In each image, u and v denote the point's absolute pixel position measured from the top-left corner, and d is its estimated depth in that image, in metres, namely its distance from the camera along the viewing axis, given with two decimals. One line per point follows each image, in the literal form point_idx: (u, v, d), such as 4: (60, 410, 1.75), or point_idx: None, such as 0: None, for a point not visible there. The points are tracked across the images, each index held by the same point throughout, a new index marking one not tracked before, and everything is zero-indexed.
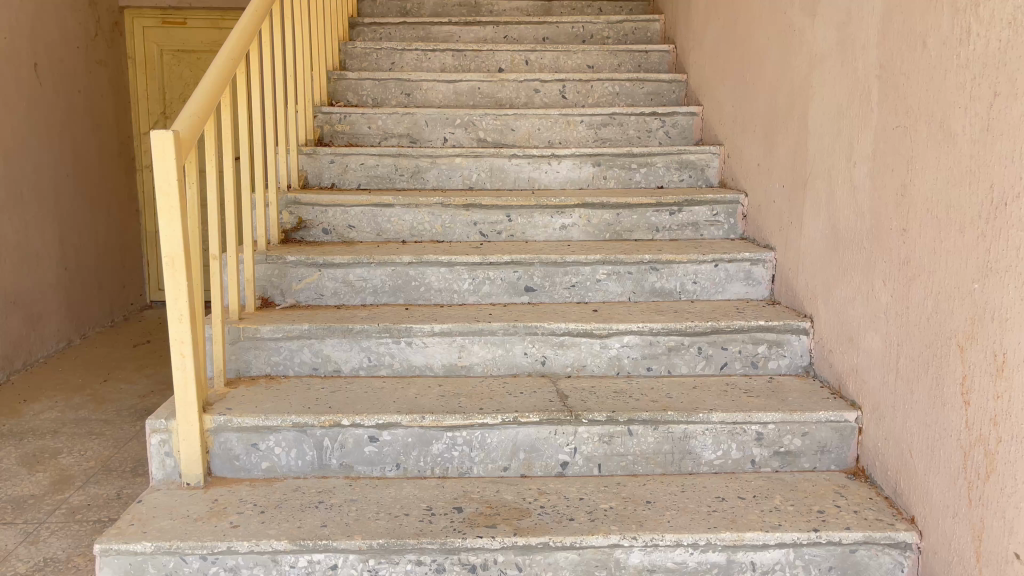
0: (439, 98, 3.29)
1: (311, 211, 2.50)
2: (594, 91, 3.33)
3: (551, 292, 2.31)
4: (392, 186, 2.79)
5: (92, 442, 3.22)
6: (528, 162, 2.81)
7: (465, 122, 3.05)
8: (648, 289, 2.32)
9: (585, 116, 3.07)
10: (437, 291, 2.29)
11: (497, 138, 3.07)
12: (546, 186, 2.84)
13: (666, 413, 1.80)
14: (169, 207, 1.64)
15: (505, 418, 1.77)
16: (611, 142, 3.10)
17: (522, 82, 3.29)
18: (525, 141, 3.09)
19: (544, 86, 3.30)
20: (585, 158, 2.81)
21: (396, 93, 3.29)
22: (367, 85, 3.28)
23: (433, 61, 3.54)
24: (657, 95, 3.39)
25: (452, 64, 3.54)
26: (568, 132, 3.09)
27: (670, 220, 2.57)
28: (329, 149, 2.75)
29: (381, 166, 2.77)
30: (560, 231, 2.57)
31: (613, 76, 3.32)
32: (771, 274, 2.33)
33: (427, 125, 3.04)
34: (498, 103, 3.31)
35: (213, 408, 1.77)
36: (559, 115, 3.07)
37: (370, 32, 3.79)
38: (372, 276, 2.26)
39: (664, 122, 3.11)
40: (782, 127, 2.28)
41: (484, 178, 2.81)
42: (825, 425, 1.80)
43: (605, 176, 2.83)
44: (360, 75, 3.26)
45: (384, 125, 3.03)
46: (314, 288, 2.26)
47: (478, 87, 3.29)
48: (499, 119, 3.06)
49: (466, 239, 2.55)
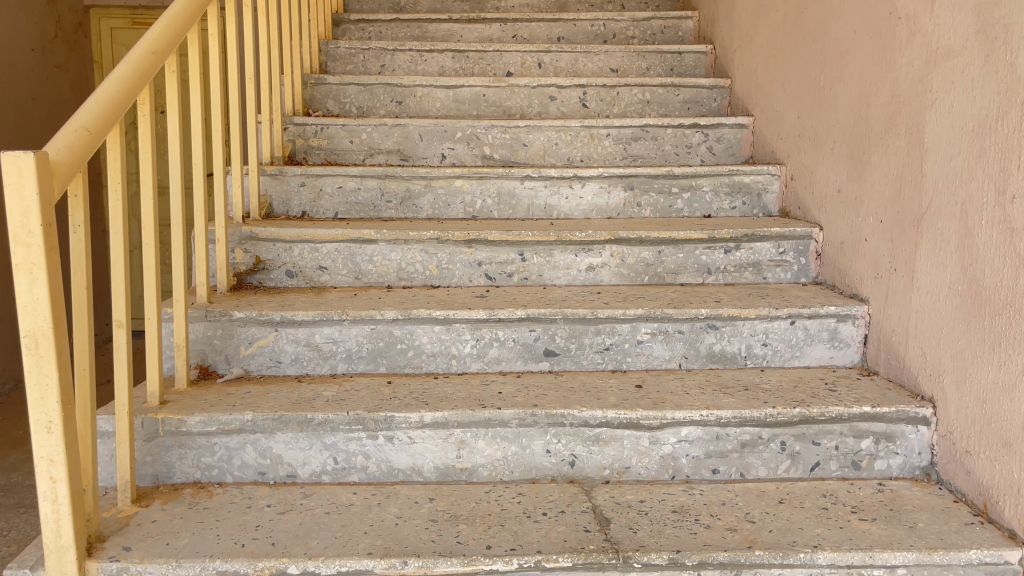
0: (436, 106, 2.76)
1: (272, 248, 1.97)
2: (620, 98, 2.81)
3: (578, 357, 1.77)
4: (377, 215, 2.26)
5: (20, 518, 2.69)
6: (544, 185, 2.29)
7: (467, 135, 2.52)
8: (704, 353, 1.79)
9: (612, 128, 2.55)
10: (430, 356, 1.75)
11: (507, 155, 2.55)
12: (567, 215, 2.31)
13: (752, 553, 1.25)
14: (28, 263, 1.11)
15: (522, 564, 1.22)
16: (643, 159, 2.58)
17: (535, 88, 2.78)
18: (539, 158, 2.57)
19: (562, 92, 2.79)
20: (614, 179, 2.29)
21: (385, 100, 2.76)
22: (351, 90, 2.75)
23: (429, 62, 3.02)
24: (695, 103, 2.86)
25: (452, 67, 3.03)
26: (591, 148, 2.57)
27: (725, 261, 2.05)
28: (299, 169, 2.22)
29: (364, 189, 2.25)
30: (586, 272, 2.04)
31: (643, 81, 2.81)
32: (863, 334, 1.80)
33: (421, 139, 2.51)
34: (506, 112, 2.79)
35: (102, 549, 1.22)
36: (581, 127, 2.55)
37: (357, 31, 3.27)
38: (345, 338, 1.73)
39: (707, 136, 2.58)
40: (880, 144, 1.76)
41: (491, 205, 2.29)
42: (978, 570, 1.27)
43: (639, 202, 2.31)
44: (342, 80, 2.74)
45: (369, 138, 2.50)
46: (270, 353, 1.73)
47: (483, 94, 2.77)
48: (507, 131, 2.54)
49: (468, 283, 2.02)
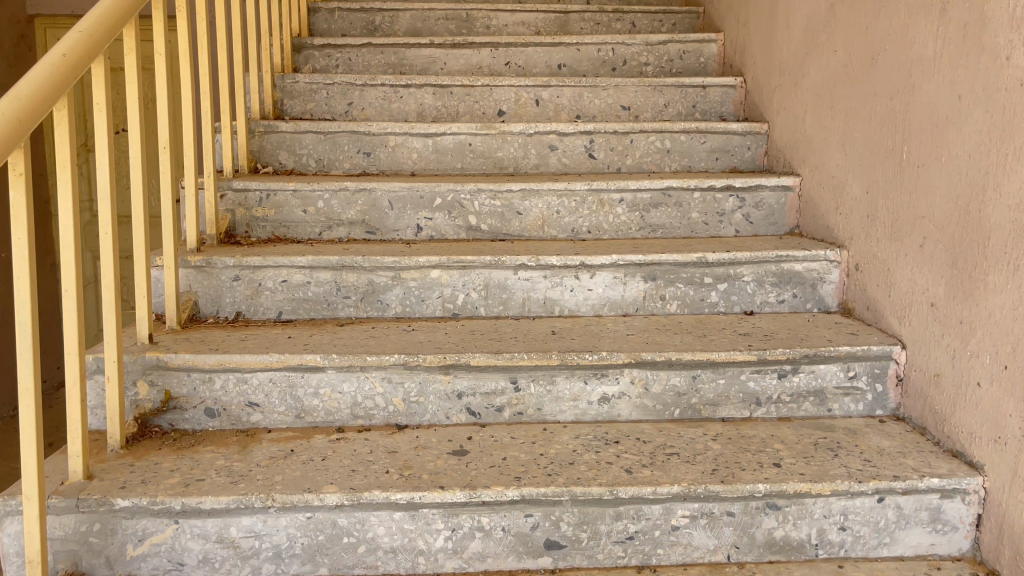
0: (412, 159, 2.29)
1: (186, 380, 1.50)
2: (635, 147, 2.34)
3: (591, 549, 1.31)
4: (332, 315, 1.79)
5: None
6: (544, 275, 1.81)
7: (448, 202, 2.06)
8: (760, 540, 1.33)
9: (626, 192, 2.08)
10: (389, 553, 1.29)
11: (497, 225, 2.08)
12: (572, 312, 1.83)
13: None
14: None
15: None
16: (664, 230, 2.11)
17: (532, 135, 2.31)
18: (537, 229, 2.10)
19: (564, 140, 2.32)
20: (632, 267, 1.82)
21: (351, 152, 2.28)
22: (308, 139, 2.27)
23: (406, 100, 2.53)
24: (725, 151, 2.37)
25: (434, 105, 2.55)
26: (601, 216, 2.09)
27: (777, 389, 1.59)
28: (232, 259, 1.75)
29: (315, 284, 1.77)
30: (599, 404, 1.57)
31: (661, 126, 2.33)
32: (974, 514, 1.34)
33: (391, 207, 2.05)
34: (496, 165, 2.32)
35: None
36: (588, 191, 2.08)
37: (322, 57, 2.78)
38: (272, 531, 1.26)
39: (743, 200, 2.10)
40: (1004, 261, 1.29)
41: (477, 300, 1.81)
42: None
43: (662, 296, 1.84)
44: (298, 126, 2.26)
45: (326, 207, 2.03)
46: (169, 552, 1.26)
47: (469, 143, 2.30)
48: (497, 197, 2.06)
49: (445, 421, 1.55)
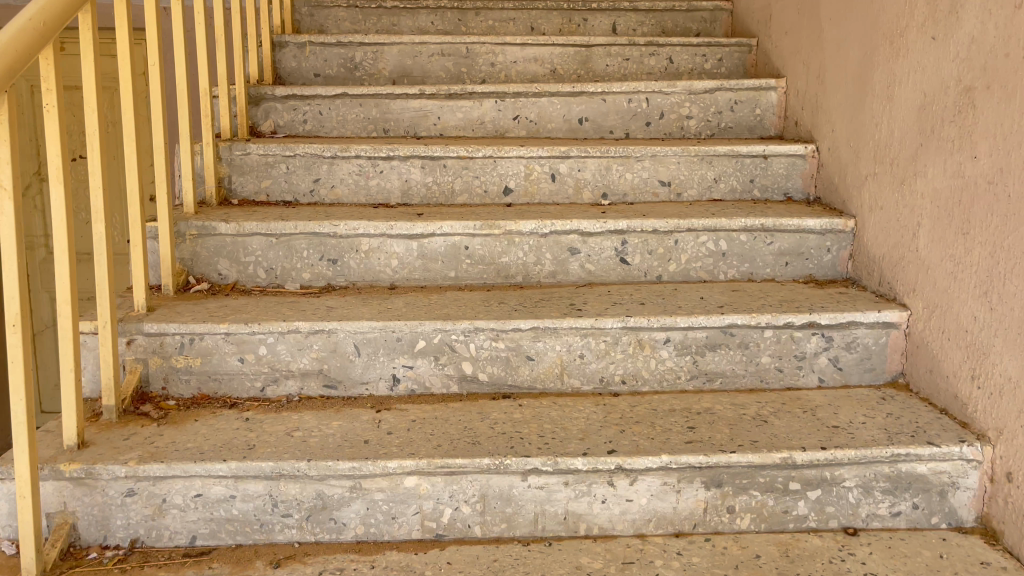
0: (392, 267, 1.78)
1: None
2: (680, 249, 1.81)
3: None
4: (266, 539, 1.28)
5: None
6: (565, 480, 1.29)
7: (435, 346, 1.53)
8: None
9: (673, 331, 1.55)
10: None
11: (500, 374, 1.55)
12: (603, 529, 1.31)
13: None
14: None
15: None
16: (722, 379, 1.58)
17: (547, 235, 1.79)
18: (554, 380, 1.56)
19: (587, 241, 1.79)
20: (688, 470, 1.29)
21: (311, 259, 1.76)
22: (256, 243, 1.75)
23: (386, 176, 2.01)
24: (797, 254, 1.83)
25: (422, 182, 2.03)
26: (640, 361, 1.56)
27: None
28: (122, 467, 1.24)
29: (243, 498, 1.26)
30: None
31: (715, 223, 1.79)
32: None
33: (358, 354, 1.53)
34: (500, 273, 1.80)
35: None
36: (623, 330, 1.55)
37: (285, 110, 2.25)
38: None
39: (828, 341, 1.57)
40: None
41: (471, 515, 1.29)
42: None
43: (729, 507, 1.32)
44: (241, 226, 1.73)
45: (271, 355, 1.52)
46: None
47: (465, 245, 1.78)
48: (501, 338, 1.54)
49: None
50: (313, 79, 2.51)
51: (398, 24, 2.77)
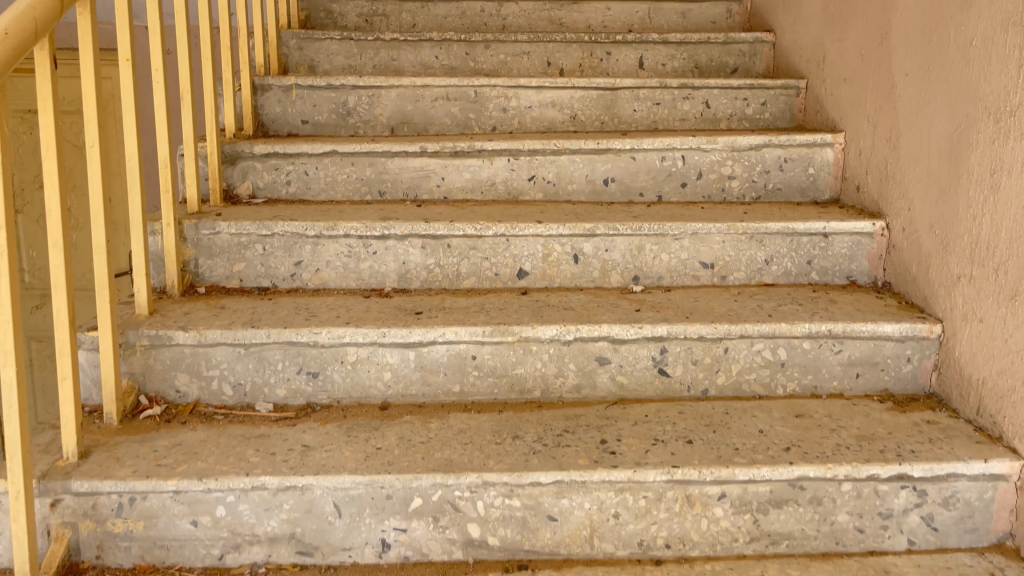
0: (384, 381, 1.48)
1: None
2: (730, 358, 1.51)
3: None
4: None
5: None
6: None
7: (435, 504, 1.24)
8: None
9: (730, 484, 1.25)
10: None
11: (515, 538, 1.25)
12: None
13: None
14: None
15: None
16: (789, 541, 1.28)
17: (571, 341, 1.49)
18: (582, 543, 1.26)
19: (619, 350, 1.49)
20: None
21: (288, 372, 1.47)
22: (222, 354, 1.46)
23: (380, 257, 1.72)
24: (871, 364, 1.52)
25: (422, 264, 1.73)
26: (687, 519, 1.27)
27: None
28: None
29: None
30: None
31: (773, 329, 1.49)
32: None
33: (339, 515, 1.23)
34: (514, 386, 1.50)
35: None
36: (668, 482, 1.25)
37: (266, 170, 1.95)
38: None
39: (921, 496, 1.27)
40: None
41: None
42: None
43: None
44: (203, 336, 1.45)
45: (232, 517, 1.22)
46: None
47: (472, 354, 1.48)
48: (517, 494, 1.24)
49: None
50: (301, 126, 2.21)
51: (398, 58, 2.47)
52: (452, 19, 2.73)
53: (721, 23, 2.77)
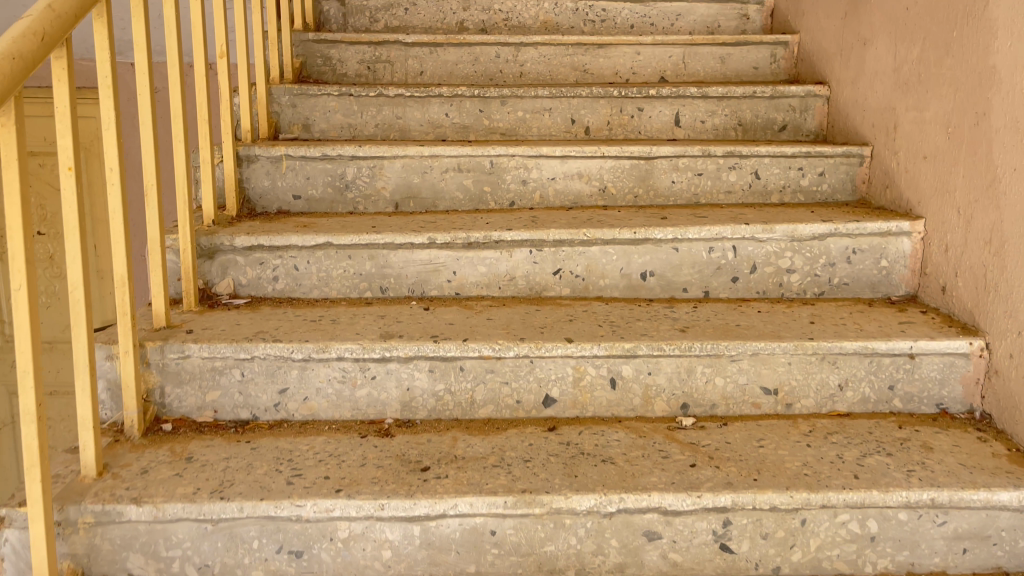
0: (383, 561, 1.21)
1: None
2: (808, 531, 1.23)
3: None
4: None
5: None
6: None
7: None
8: None
9: None
10: None
11: None
12: None
13: None
14: None
15: None
16: None
17: (614, 512, 1.21)
18: None
19: (671, 521, 1.21)
20: None
21: (266, 550, 1.20)
22: (183, 530, 1.18)
23: (380, 384, 1.45)
24: (981, 537, 1.24)
25: (430, 390, 1.46)
26: None
27: None
28: None
29: None
30: None
31: (862, 498, 1.21)
32: None
33: None
34: (542, 565, 1.23)
35: None
36: None
37: (249, 265, 1.68)
38: None
39: None
40: None
41: None
42: None
43: None
44: (160, 510, 1.17)
45: None
46: None
47: (490, 528, 1.20)
48: None
49: None
50: (292, 201, 1.95)
51: (404, 116, 2.21)
52: (463, 67, 2.46)
53: (763, 69, 2.49)
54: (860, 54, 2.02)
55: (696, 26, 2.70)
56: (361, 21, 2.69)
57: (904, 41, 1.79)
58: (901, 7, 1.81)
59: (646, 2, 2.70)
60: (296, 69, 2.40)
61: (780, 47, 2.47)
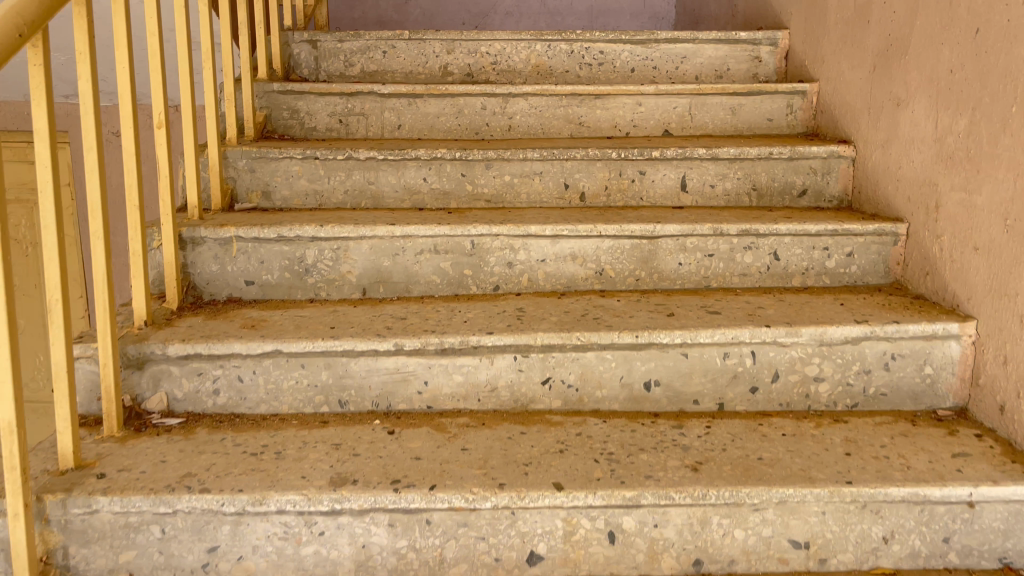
0: None
1: None
2: None
3: None
4: None
5: None
6: None
7: None
8: None
9: None
10: None
11: None
12: None
13: None
14: None
15: None
16: None
17: None
18: None
19: None
20: None
21: None
22: None
23: (331, 540, 1.20)
24: None
25: (391, 544, 1.21)
26: None
27: None
28: None
29: None
30: None
31: None
32: None
33: None
34: None
35: None
36: None
37: (185, 377, 1.44)
38: None
39: None
40: None
41: None
42: None
43: None
44: None
45: None
46: None
47: None
48: None
49: None
50: (245, 288, 1.71)
51: (377, 181, 1.97)
52: (446, 119, 2.23)
53: (778, 120, 2.24)
54: (893, 114, 1.78)
55: (703, 69, 2.47)
56: (335, 65, 2.45)
57: (948, 109, 1.55)
58: (944, 69, 1.57)
59: (648, 44, 2.46)
60: (259, 124, 2.16)
61: (797, 96, 2.22)
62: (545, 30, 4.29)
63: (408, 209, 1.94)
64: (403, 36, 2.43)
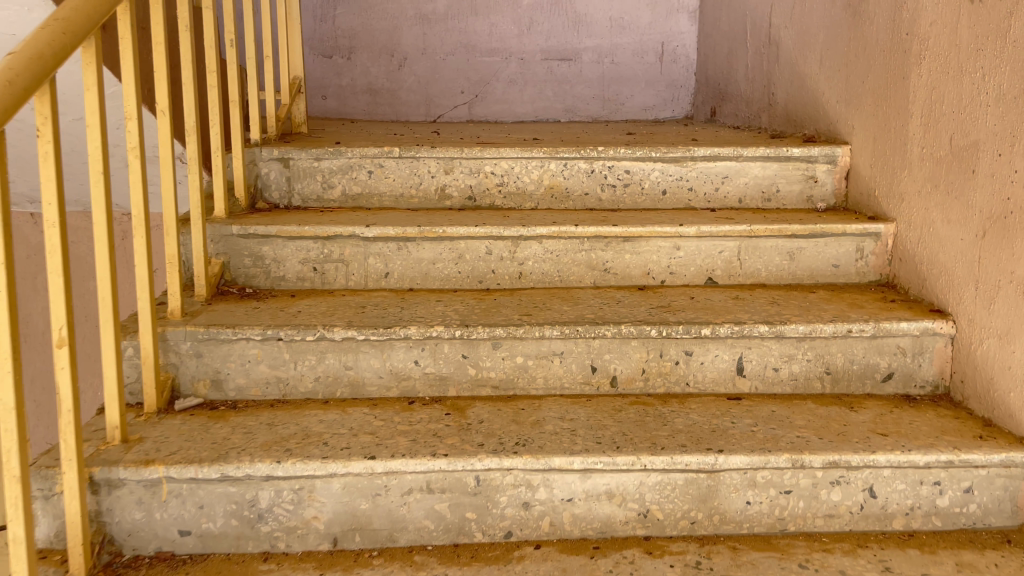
0: None
1: None
2: None
3: None
4: None
5: None
6: None
7: None
8: None
9: None
10: None
11: None
12: None
13: None
14: None
15: None
16: None
17: None
18: None
19: None
20: None
21: None
22: None
23: None
24: None
25: None
26: None
27: None
28: None
29: None
30: None
31: None
32: None
33: None
34: None
35: None
36: None
37: None
38: None
39: None
40: None
41: None
42: None
43: None
44: None
45: None
46: None
47: None
48: None
49: None
50: (178, 539, 1.31)
51: (356, 364, 1.57)
52: (442, 266, 1.84)
53: (845, 266, 1.86)
54: (1016, 303, 1.39)
55: (748, 191, 2.09)
56: (311, 187, 2.06)
57: None
58: None
59: (684, 161, 2.07)
60: (214, 277, 1.77)
61: (868, 238, 1.83)
62: (552, 99, 3.92)
63: (395, 404, 1.54)
64: (392, 153, 2.04)
